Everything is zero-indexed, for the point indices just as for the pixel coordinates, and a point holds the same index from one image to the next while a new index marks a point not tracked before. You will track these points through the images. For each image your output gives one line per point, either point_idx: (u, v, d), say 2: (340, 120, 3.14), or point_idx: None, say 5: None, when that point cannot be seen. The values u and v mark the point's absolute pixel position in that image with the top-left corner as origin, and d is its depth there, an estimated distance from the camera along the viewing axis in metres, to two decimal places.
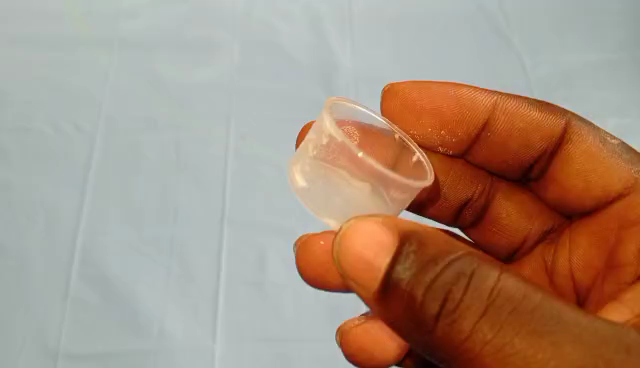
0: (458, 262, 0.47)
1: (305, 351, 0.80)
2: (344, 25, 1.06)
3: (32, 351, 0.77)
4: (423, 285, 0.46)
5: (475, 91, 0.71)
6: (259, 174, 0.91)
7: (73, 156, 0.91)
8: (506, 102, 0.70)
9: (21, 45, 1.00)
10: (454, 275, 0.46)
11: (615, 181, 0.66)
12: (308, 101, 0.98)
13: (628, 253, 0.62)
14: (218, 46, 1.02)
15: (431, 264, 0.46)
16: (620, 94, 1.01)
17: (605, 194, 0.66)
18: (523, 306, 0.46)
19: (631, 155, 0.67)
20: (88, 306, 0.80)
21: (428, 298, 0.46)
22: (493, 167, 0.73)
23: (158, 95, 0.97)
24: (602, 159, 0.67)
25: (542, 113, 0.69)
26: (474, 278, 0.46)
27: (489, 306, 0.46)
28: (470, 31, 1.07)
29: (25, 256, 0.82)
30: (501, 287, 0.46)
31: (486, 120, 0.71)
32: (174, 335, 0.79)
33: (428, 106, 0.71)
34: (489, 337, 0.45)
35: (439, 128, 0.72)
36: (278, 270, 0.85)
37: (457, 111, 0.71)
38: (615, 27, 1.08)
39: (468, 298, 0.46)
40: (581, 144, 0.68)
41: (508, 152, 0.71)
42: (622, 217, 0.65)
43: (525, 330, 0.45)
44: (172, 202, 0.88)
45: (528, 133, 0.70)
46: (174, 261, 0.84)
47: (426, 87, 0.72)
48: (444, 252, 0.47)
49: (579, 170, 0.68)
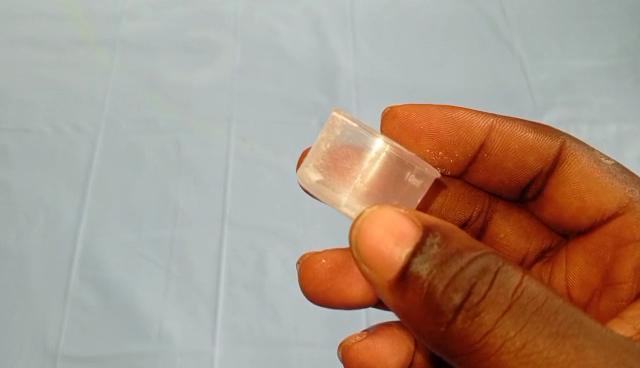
0: (483, 258, 0.47)
1: (305, 354, 0.79)
2: (345, 27, 1.06)
3: (31, 351, 0.77)
4: (446, 278, 0.46)
5: (472, 113, 0.71)
6: (260, 175, 0.91)
7: (74, 156, 0.90)
8: (502, 124, 0.70)
9: (22, 45, 1.00)
10: (480, 270, 0.46)
11: (610, 201, 0.65)
12: (308, 103, 0.98)
13: (625, 270, 0.63)
14: (218, 47, 1.02)
15: (457, 259, 0.46)
16: (620, 99, 1.01)
17: (599, 213, 0.66)
18: (545, 307, 0.46)
19: (625, 176, 0.67)
20: (88, 307, 0.80)
21: (449, 288, 0.46)
22: (490, 186, 0.73)
23: (158, 96, 0.97)
24: (596, 180, 0.67)
25: (537, 135, 0.69)
26: (499, 275, 0.47)
27: (514, 303, 0.46)
28: (472, 34, 1.07)
29: (25, 257, 0.82)
30: (524, 287, 0.46)
31: (483, 142, 0.70)
32: (173, 338, 0.79)
33: (427, 129, 0.71)
34: (511, 334, 0.46)
35: (438, 150, 0.72)
36: (277, 269, 0.84)
37: (455, 133, 0.71)
38: (615, 32, 1.08)
39: (493, 293, 0.46)
40: (576, 162, 0.68)
41: (505, 172, 0.71)
42: (617, 236, 0.65)
43: (548, 330, 0.46)
44: (173, 202, 0.88)
45: (523, 155, 0.70)
46: (174, 262, 0.83)
47: (424, 109, 0.72)
48: (467, 247, 0.47)
49: (575, 190, 0.67)
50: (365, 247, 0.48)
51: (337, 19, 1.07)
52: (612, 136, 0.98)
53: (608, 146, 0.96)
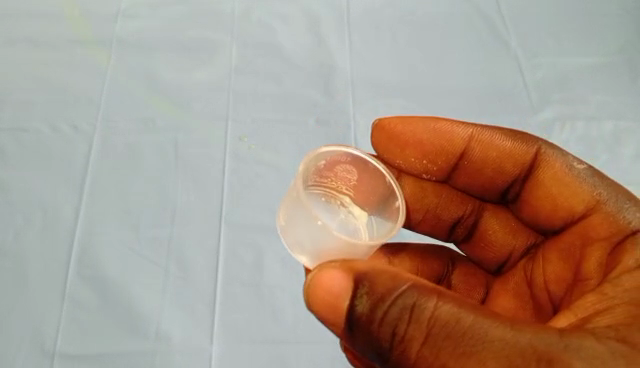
0: (402, 297, 0.49)
1: (302, 353, 0.79)
2: (342, 26, 1.07)
3: (29, 351, 0.76)
4: (374, 323, 0.49)
5: (453, 123, 0.70)
6: (256, 174, 0.92)
7: (72, 156, 0.90)
8: (482, 133, 0.69)
9: (20, 45, 1.00)
10: (399, 310, 0.49)
11: (578, 203, 0.64)
12: (306, 102, 0.98)
13: (590, 266, 0.61)
14: (216, 46, 1.03)
15: (379, 303, 0.49)
16: (618, 97, 1.01)
17: (570, 214, 0.65)
18: (455, 330, 0.48)
19: (596, 178, 0.65)
20: (85, 306, 0.80)
21: (379, 332, 0.49)
22: (476, 190, 0.73)
23: (156, 95, 0.97)
24: (567, 183, 0.66)
25: (514, 142, 0.69)
26: (416, 310, 0.49)
27: (431, 334, 0.48)
28: (469, 32, 1.08)
29: (23, 257, 0.82)
30: (437, 316, 0.48)
31: (463, 151, 0.70)
32: (170, 338, 0.78)
33: (412, 140, 0.70)
34: (430, 360, 0.48)
35: (422, 158, 0.72)
36: (275, 271, 0.84)
37: (438, 143, 0.70)
38: (612, 30, 1.09)
39: (412, 329, 0.49)
40: (550, 167, 0.67)
41: (486, 178, 0.71)
42: (587, 235, 0.63)
43: (456, 352, 0.48)
44: (171, 201, 0.88)
45: (501, 161, 0.70)
46: (171, 262, 0.83)
47: (411, 121, 0.70)
48: (389, 288, 0.50)
49: (548, 195, 0.67)
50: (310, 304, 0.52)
51: (333, 18, 1.07)
52: (609, 132, 0.98)
53: (605, 144, 0.97)
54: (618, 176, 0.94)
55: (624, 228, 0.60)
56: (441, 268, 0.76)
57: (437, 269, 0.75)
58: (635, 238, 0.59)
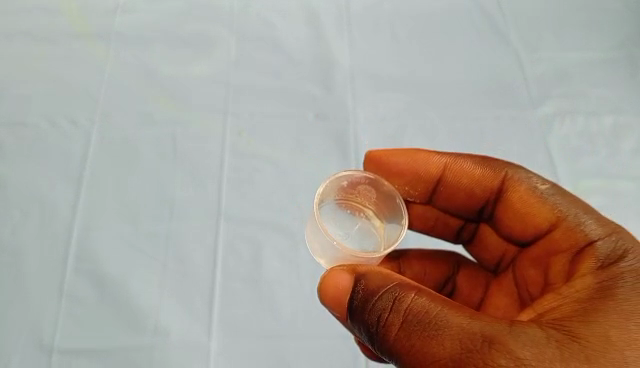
0: (390, 290, 0.53)
1: (302, 347, 0.79)
2: (342, 21, 1.06)
3: (26, 346, 0.76)
4: (366, 310, 0.53)
5: (430, 154, 0.69)
6: (255, 168, 0.91)
7: (69, 151, 0.90)
8: (454, 161, 0.68)
9: (18, 39, 0.99)
10: (386, 299, 0.52)
11: (541, 221, 0.62)
12: (305, 97, 0.98)
13: (556, 271, 0.61)
14: (215, 41, 1.02)
15: (370, 296, 0.53)
16: (617, 92, 1.01)
17: (536, 230, 0.63)
18: (422, 316, 0.50)
19: (558, 196, 0.62)
20: (84, 300, 0.79)
21: (369, 318, 0.53)
22: (461, 211, 0.71)
23: (155, 90, 0.96)
24: (531, 205, 0.63)
25: (484, 169, 0.67)
26: (397, 301, 0.52)
27: (405, 321, 0.51)
28: (469, 27, 1.07)
29: (20, 251, 0.82)
30: (411, 304, 0.51)
31: (439, 179, 0.69)
32: (170, 333, 0.78)
33: (393, 169, 0.70)
34: (405, 342, 0.50)
35: (404, 185, 0.71)
36: (273, 265, 0.84)
37: (416, 173, 0.70)
38: (612, 25, 1.09)
39: (392, 315, 0.51)
40: (516, 187, 0.65)
41: (464, 201, 0.70)
42: (552, 248, 0.61)
43: (419, 333, 0.50)
44: (169, 196, 0.87)
45: (473, 188, 0.68)
46: (169, 257, 0.83)
47: (392, 154, 0.70)
48: (381, 282, 0.54)
49: (516, 214, 0.65)
50: (320, 294, 0.57)
51: (331, 12, 1.07)
52: (609, 127, 0.97)
53: (604, 139, 0.96)
54: (618, 170, 0.94)
55: (581, 238, 0.59)
56: (443, 271, 0.75)
57: (440, 273, 0.75)
58: (592, 249, 0.57)
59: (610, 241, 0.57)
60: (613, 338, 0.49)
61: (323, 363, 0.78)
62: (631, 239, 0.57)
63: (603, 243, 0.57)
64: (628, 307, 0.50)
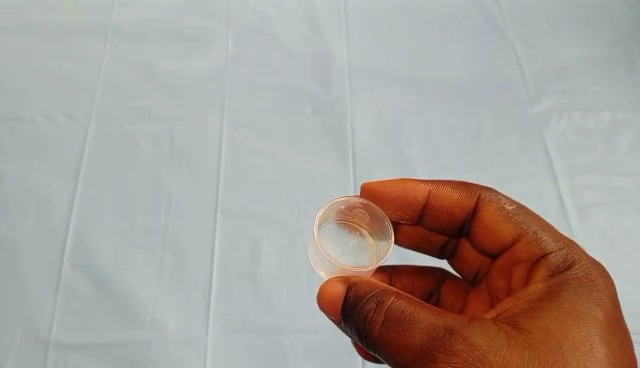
0: (378, 293, 0.52)
1: (299, 342, 0.79)
2: (339, 16, 1.06)
3: (23, 341, 0.76)
4: (357, 309, 0.52)
5: (414, 183, 0.65)
6: (252, 164, 0.91)
7: (66, 145, 0.90)
8: (438, 187, 0.64)
9: (14, 33, 0.99)
10: (374, 302, 0.52)
11: (507, 237, 0.61)
12: (302, 92, 0.98)
13: (518, 276, 0.59)
14: (212, 36, 1.02)
15: (358, 300, 0.53)
16: (614, 88, 1.01)
17: (501, 243, 0.61)
18: (398, 312, 0.51)
19: (526, 216, 0.60)
20: (79, 295, 0.79)
21: (359, 317, 0.52)
22: (448, 230, 0.67)
23: (151, 85, 0.96)
24: (502, 223, 0.61)
25: (464, 193, 0.63)
26: (383, 303, 0.51)
27: (387, 318, 0.51)
28: (466, 23, 1.07)
29: (18, 246, 0.82)
30: (391, 305, 0.51)
31: (425, 204, 0.65)
32: (167, 327, 0.78)
33: (385, 198, 0.66)
34: (386, 337, 0.51)
35: (395, 212, 0.67)
36: (270, 261, 0.84)
37: (405, 201, 0.66)
38: (609, 21, 1.09)
39: (377, 315, 0.51)
40: (487, 206, 0.62)
41: (451, 223, 0.66)
42: (515, 257, 0.60)
43: (395, 328, 0.50)
44: (166, 191, 0.88)
45: (456, 212, 0.64)
46: (167, 251, 0.83)
47: (381, 185, 0.66)
48: (368, 288, 0.53)
49: (486, 229, 0.62)
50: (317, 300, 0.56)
51: (328, 8, 1.07)
52: (605, 123, 0.98)
53: (601, 135, 0.96)
54: (615, 166, 0.94)
55: (537, 251, 0.58)
56: (428, 284, 0.71)
57: (426, 284, 0.70)
58: (545, 260, 0.57)
59: (562, 254, 0.57)
60: (554, 330, 0.51)
61: (320, 358, 0.78)
62: (581, 252, 0.57)
63: (555, 253, 0.57)
64: (569, 307, 0.52)
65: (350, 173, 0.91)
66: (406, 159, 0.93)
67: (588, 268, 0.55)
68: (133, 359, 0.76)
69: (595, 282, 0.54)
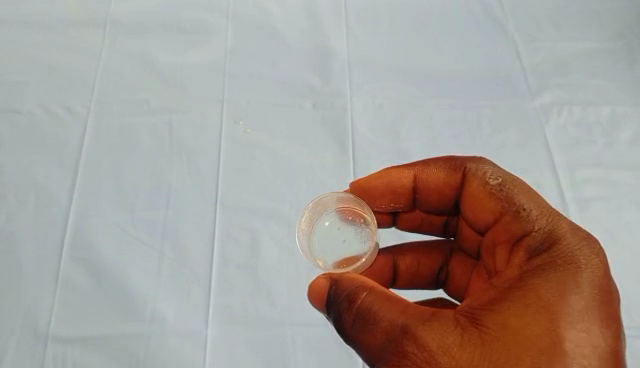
0: (353, 290, 0.53)
1: (299, 335, 0.79)
2: (339, 9, 1.06)
3: (23, 334, 0.76)
4: (336, 306, 0.54)
5: (399, 170, 0.64)
6: (253, 157, 0.91)
7: (65, 139, 0.90)
8: (422, 170, 0.63)
9: (13, 26, 0.99)
10: (347, 299, 0.53)
11: (488, 214, 0.58)
12: (302, 86, 0.97)
13: (501, 257, 0.57)
14: (211, 28, 1.01)
15: (335, 297, 0.54)
16: (615, 82, 1.01)
17: (486, 221, 0.59)
18: (364, 311, 0.52)
19: (510, 189, 0.57)
20: (79, 289, 0.79)
21: (338, 314, 0.54)
22: (444, 209, 0.66)
23: (151, 77, 0.96)
24: (484, 200, 0.59)
25: (445, 170, 0.62)
26: (354, 302, 0.53)
27: (355, 317, 0.52)
28: (466, 16, 1.07)
29: (17, 239, 0.82)
30: (360, 303, 0.52)
31: (413, 189, 0.65)
32: (166, 319, 0.78)
33: (376, 192, 0.66)
34: (353, 336, 0.52)
35: (388, 203, 0.67)
36: (270, 253, 0.84)
37: (394, 191, 0.65)
38: (610, 16, 1.08)
39: (348, 314, 0.53)
40: (473, 179, 0.60)
41: (442, 203, 0.64)
42: (496, 237, 0.58)
43: (361, 327, 0.51)
44: (166, 184, 0.87)
45: (442, 189, 0.63)
46: (166, 244, 0.83)
47: (369, 179, 0.66)
48: (345, 283, 0.54)
49: (468, 206, 0.60)
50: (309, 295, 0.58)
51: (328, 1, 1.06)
52: (606, 117, 0.97)
53: (601, 129, 0.96)
54: (615, 160, 0.94)
55: (518, 229, 0.55)
56: (436, 261, 0.71)
57: (433, 262, 0.71)
58: (524, 242, 0.54)
59: (539, 236, 0.54)
60: (511, 324, 0.49)
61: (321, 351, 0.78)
62: (565, 229, 0.53)
63: (535, 232, 0.54)
64: (532, 296, 0.50)
65: (350, 166, 0.91)
66: (406, 153, 0.93)
67: (566, 250, 0.52)
68: (133, 352, 0.76)
69: (569, 265, 0.51)
